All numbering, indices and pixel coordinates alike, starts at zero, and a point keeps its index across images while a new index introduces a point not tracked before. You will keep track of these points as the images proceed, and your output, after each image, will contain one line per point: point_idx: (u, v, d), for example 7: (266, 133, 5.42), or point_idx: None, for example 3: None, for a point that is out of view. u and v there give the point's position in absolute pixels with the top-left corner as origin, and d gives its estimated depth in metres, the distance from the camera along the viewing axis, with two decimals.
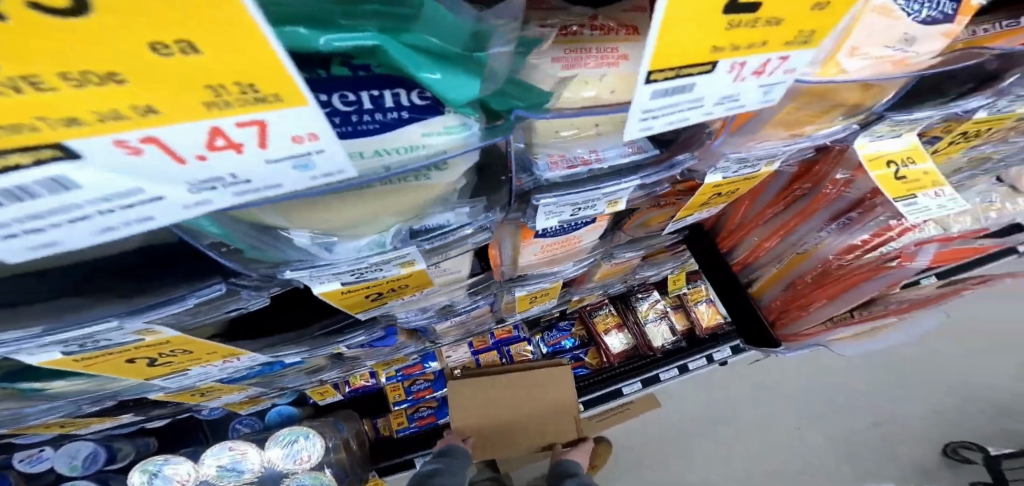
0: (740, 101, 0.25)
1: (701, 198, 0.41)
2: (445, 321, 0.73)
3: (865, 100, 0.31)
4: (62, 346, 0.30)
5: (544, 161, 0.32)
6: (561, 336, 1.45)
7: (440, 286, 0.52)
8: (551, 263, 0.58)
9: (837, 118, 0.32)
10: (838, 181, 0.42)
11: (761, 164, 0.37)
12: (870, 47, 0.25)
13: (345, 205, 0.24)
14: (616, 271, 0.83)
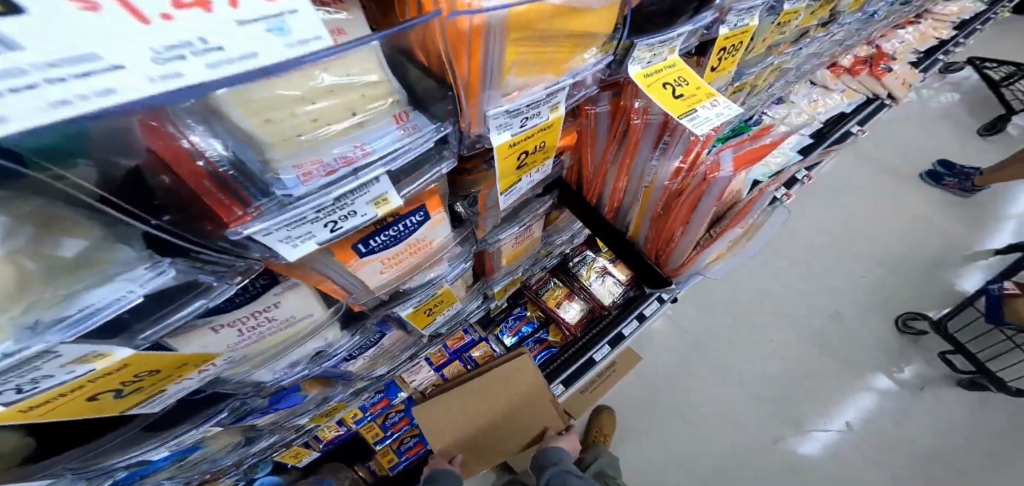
0: (228, 53, 0.16)
1: (508, 161, 0.37)
2: (351, 358, 0.66)
3: (602, 28, 0.30)
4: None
5: (294, 175, 0.25)
6: (518, 323, 1.39)
7: (290, 333, 0.45)
8: (416, 271, 0.52)
9: (587, 52, 0.31)
10: (638, 110, 0.42)
11: (547, 110, 0.34)
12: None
13: None
14: (522, 251, 0.78)
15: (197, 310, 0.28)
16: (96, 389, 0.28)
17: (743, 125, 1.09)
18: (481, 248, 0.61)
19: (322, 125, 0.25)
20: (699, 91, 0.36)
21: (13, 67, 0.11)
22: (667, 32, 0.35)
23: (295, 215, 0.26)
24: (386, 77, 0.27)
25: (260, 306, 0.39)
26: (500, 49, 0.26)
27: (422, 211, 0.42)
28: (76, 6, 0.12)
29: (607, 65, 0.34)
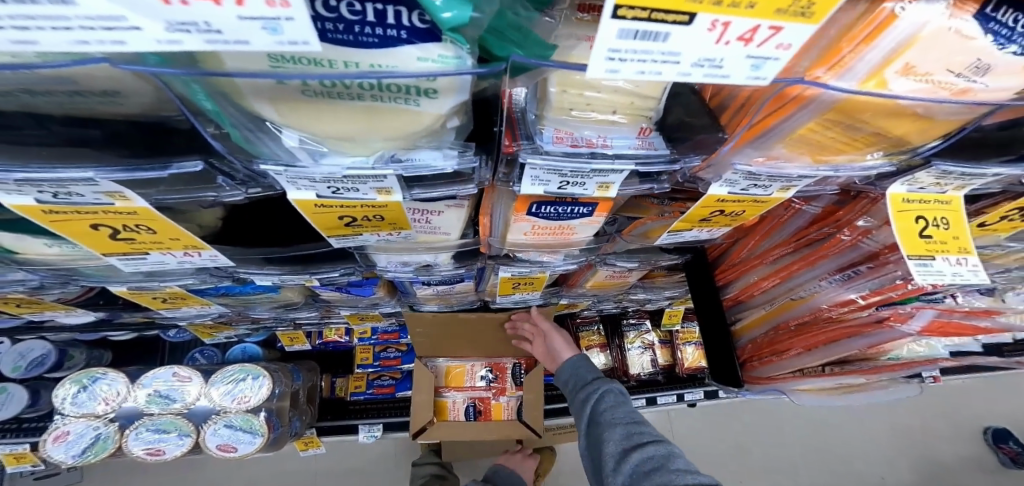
0: (723, 75, 0.19)
1: (702, 209, 0.40)
2: (431, 285, 0.71)
3: (918, 136, 0.31)
4: (34, 189, 0.27)
5: (549, 135, 0.31)
6: None
7: (431, 241, 0.51)
8: (544, 249, 0.57)
9: (872, 152, 0.32)
10: (857, 228, 0.43)
11: (776, 186, 0.37)
12: (941, 67, 0.22)
13: (330, 115, 0.23)
14: (609, 284, 0.80)
15: (451, 191, 0.34)
16: (350, 210, 0.32)
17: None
18: (592, 262, 0.65)
19: (590, 110, 0.30)
20: (955, 241, 0.37)
21: (648, 49, 0.17)
22: (983, 169, 0.34)
23: (533, 164, 0.31)
24: (655, 96, 0.30)
25: (431, 208, 0.44)
26: (803, 121, 0.28)
27: (590, 208, 0.46)
28: (705, 29, 0.16)
29: (879, 170, 0.34)
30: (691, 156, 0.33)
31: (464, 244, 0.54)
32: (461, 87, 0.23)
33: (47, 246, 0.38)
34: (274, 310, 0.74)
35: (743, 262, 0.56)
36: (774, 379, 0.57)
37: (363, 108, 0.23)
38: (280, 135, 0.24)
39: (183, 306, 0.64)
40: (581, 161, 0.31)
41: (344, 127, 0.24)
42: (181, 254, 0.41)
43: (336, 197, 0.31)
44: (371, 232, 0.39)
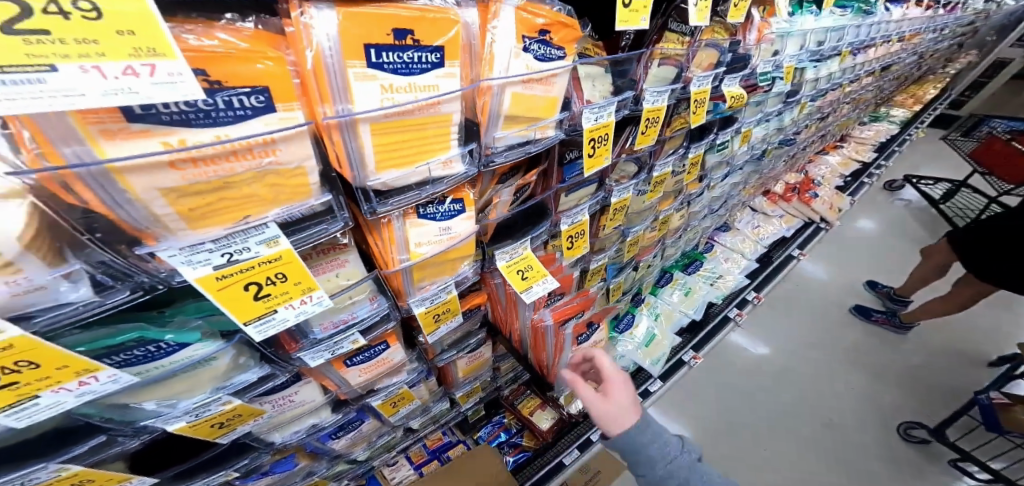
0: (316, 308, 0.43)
1: (427, 319, 0.68)
2: (337, 434, 0.90)
3: (466, 252, 0.64)
4: None
5: (319, 327, 0.54)
6: (497, 429, 1.54)
7: (302, 408, 0.71)
8: (383, 376, 0.80)
9: (465, 261, 0.66)
10: (503, 284, 0.82)
11: (444, 294, 0.66)
12: (428, 241, 0.56)
13: (160, 388, 0.42)
14: (476, 365, 1.11)
15: (269, 383, 0.54)
16: (206, 424, 0.51)
17: (696, 253, 2.15)
18: (433, 361, 0.91)
19: (345, 291, 0.53)
20: (538, 273, 0.78)
21: (269, 318, 0.41)
22: (516, 243, 0.75)
23: (302, 358, 0.53)
24: (364, 282, 0.55)
25: (288, 392, 0.65)
26: (408, 278, 0.58)
27: (384, 344, 0.70)
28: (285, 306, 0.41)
29: (476, 265, 0.71)
30: (389, 309, 0.61)
31: (329, 399, 0.77)
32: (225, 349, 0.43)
33: None
34: None
35: (499, 316, 0.92)
36: (552, 367, 0.93)
37: (177, 378, 0.43)
38: (141, 405, 0.43)
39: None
40: (335, 339, 0.55)
41: (173, 389, 0.43)
42: None
43: (199, 416, 0.48)
44: (238, 424, 0.57)
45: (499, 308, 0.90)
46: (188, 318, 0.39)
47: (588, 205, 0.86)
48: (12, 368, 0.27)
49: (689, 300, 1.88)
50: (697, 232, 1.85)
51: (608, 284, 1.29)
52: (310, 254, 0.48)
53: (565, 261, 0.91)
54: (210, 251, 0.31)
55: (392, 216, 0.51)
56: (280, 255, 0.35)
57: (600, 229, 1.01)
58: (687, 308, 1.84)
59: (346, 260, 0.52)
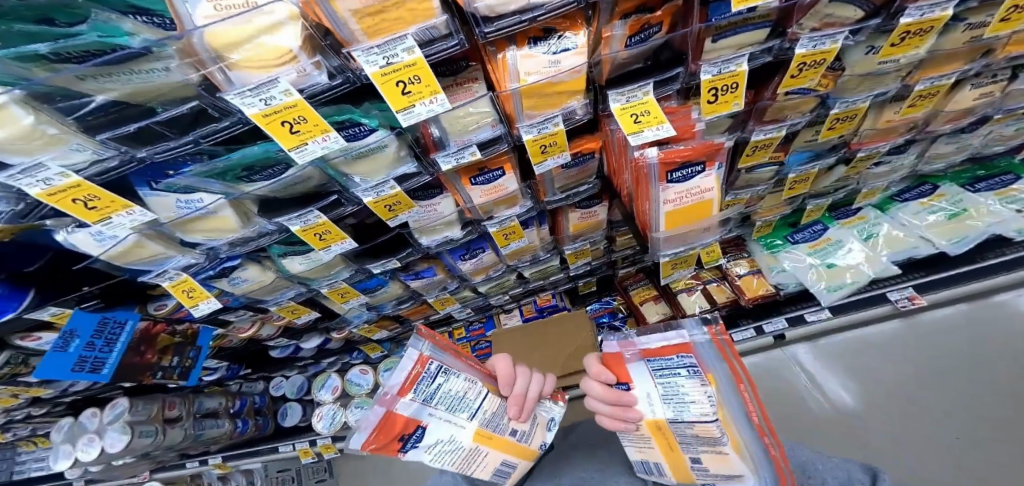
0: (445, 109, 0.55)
1: (535, 147, 0.80)
2: (463, 257, 1.22)
3: (574, 88, 0.71)
4: (294, 221, 0.69)
5: (454, 144, 0.71)
6: (602, 309, 1.73)
7: (442, 221, 0.97)
8: (500, 203, 0.99)
9: (574, 97, 0.73)
10: (612, 126, 0.87)
11: (551, 126, 0.75)
12: (537, 71, 0.65)
13: (359, 164, 0.64)
14: (587, 224, 1.24)
15: (425, 174, 0.75)
16: (382, 202, 0.74)
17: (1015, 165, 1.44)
18: (541, 203, 1.06)
19: (474, 109, 0.69)
20: (654, 119, 0.78)
21: (416, 117, 0.54)
22: (632, 87, 0.74)
23: (440, 161, 0.72)
24: (487, 105, 0.69)
25: (434, 201, 0.90)
26: (519, 103, 0.69)
27: (500, 169, 0.87)
28: (425, 106, 0.53)
29: (584, 104, 0.75)
30: (505, 129, 0.74)
31: (460, 216, 1.01)
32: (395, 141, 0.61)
33: (298, 264, 0.90)
34: (393, 302, 1.38)
35: (612, 158, 0.96)
36: (646, 208, 0.98)
37: (369, 160, 0.63)
38: (352, 178, 0.66)
39: (348, 302, 1.23)
40: (462, 151, 0.72)
41: (368, 167, 0.65)
42: (339, 245, 0.81)
43: (380, 194, 0.71)
44: (401, 210, 0.82)
45: (608, 148, 0.95)
46: (372, 107, 0.56)
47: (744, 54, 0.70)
48: (297, 121, 0.44)
49: (950, 227, 1.34)
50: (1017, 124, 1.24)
51: (784, 173, 1.14)
52: (452, 82, 0.68)
53: (699, 115, 0.82)
54: (378, 55, 0.43)
55: (507, 49, 0.63)
56: (417, 63, 0.46)
57: (776, 93, 0.83)
58: (937, 237, 1.34)
59: (474, 86, 0.68)
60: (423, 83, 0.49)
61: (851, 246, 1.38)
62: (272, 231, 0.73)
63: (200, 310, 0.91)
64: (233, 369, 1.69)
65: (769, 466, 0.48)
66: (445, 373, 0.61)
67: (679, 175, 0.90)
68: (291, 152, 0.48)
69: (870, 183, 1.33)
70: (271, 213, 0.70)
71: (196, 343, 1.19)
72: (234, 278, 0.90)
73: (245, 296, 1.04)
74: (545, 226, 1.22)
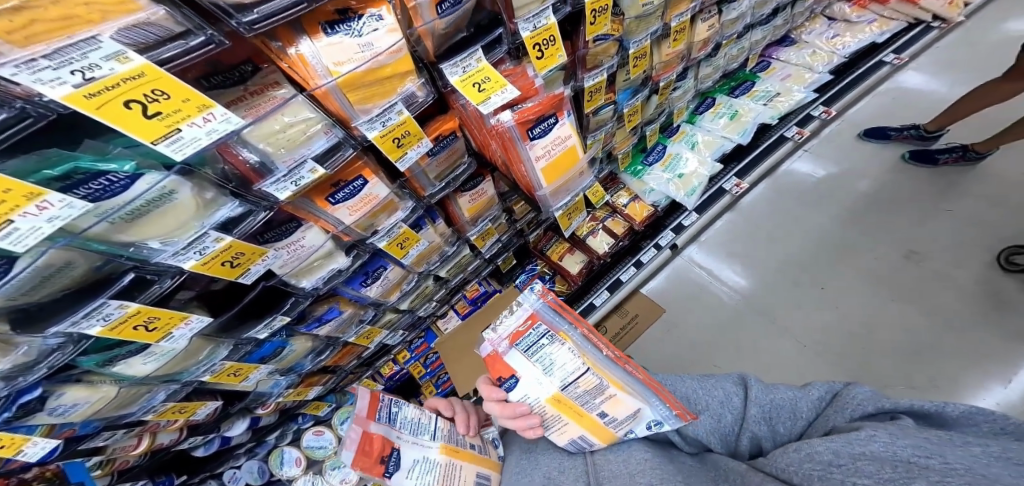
0: (235, 124, 0.43)
1: (387, 142, 0.70)
2: (365, 282, 1.08)
3: (404, 69, 0.63)
4: (92, 322, 0.52)
5: (283, 166, 0.58)
6: (532, 277, 1.70)
7: (316, 254, 0.83)
8: (375, 214, 0.87)
9: (409, 79, 0.65)
10: (456, 97, 0.81)
11: (392, 114, 0.66)
12: (349, 59, 0.56)
13: (145, 224, 0.49)
14: (481, 205, 1.20)
15: (263, 214, 0.62)
16: (214, 261, 0.59)
17: (746, 75, 1.82)
18: (424, 200, 0.97)
19: (291, 116, 0.56)
20: (496, 83, 0.75)
21: (198, 145, 0.41)
22: (462, 56, 0.70)
23: (268, 189, 0.59)
24: (310, 111, 0.58)
25: (296, 238, 0.76)
26: (344, 98, 0.59)
27: (361, 179, 0.76)
28: (195, 124, 0.40)
29: (421, 83, 0.68)
30: (338, 132, 0.63)
31: (338, 243, 0.87)
32: (180, 182, 0.47)
33: (144, 364, 0.73)
34: (308, 355, 1.18)
35: (477, 133, 0.90)
36: (523, 169, 0.94)
37: (158, 212, 0.49)
38: (146, 244, 0.51)
39: (247, 379, 1.04)
40: (293, 169, 0.60)
41: (160, 226, 0.50)
42: (183, 326, 0.66)
43: (206, 253, 0.57)
44: (250, 261, 0.68)
45: (464, 122, 0.89)
46: (114, 145, 0.42)
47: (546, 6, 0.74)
48: None
49: (734, 125, 1.67)
50: (739, 50, 1.56)
51: (619, 111, 1.22)
52: (241, 98, 0.54)
53: (537, 73, 0.82)
54: (54, 69, 0.29)
55: (300, 43, 0.53)
56: (149, 72, 0.34)
57: (587, 42, 0.90)
58: (731, 133, 1.65)
59: (283, 95, 0.56)
60: (169, 95, 0.36)
61: (686, 156, 1.63)
62: (62, 343, 0.55)
63: (30, 454, 0.72)
64: (164, 482, 1.24)
65: (645, 387, 0.57)
66: (399, 405, 0.81)
67: (539, 131, 0.89)
68: None
69: (677, 104, 1.52)
70: (42, 324, 0.50)
71: (70, 480, 0.94)
72: (53, 409, 0.68)
73: (98, 419, 0.79)
74: (440, 222, 1.14)
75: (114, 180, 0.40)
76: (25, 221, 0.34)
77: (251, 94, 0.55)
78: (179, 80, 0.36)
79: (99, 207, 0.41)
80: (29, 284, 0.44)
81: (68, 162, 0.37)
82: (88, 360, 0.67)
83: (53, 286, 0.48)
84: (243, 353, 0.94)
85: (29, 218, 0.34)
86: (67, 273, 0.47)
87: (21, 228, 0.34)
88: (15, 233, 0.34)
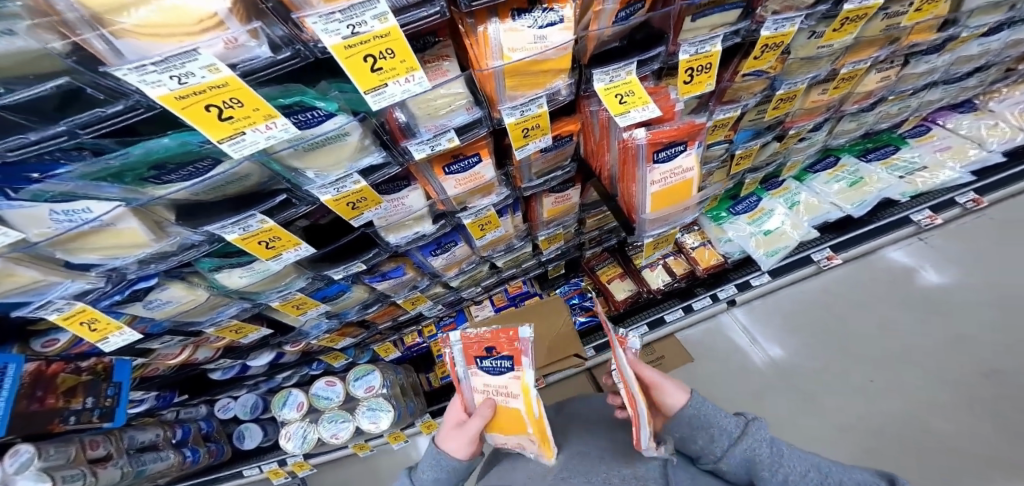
0: (425, 88, 0.45)
1: (518, 131, 0.72)
2: (433, 253, 1.12)
3: (559, 68, 0.64)
4: (235, 228, 0.58)
5: (428, 131, 0.62)
6: (573, 290, 1.70)
7: (411, 216, 0.88)
8: (474, 191, 0.90)
9: (563, 76, 0.66)
10: (590, 101, 0.82)
11: (534, 105, 0.68)
12: (522, 47, 0.57)
13: (313, 155, 0.54)
14: (560, 210, 1.21)
15: (395, 168, 0.65)
16: (343, 201, 0.65)
17: (893, 138, 1.67)
18: (518, 190, 0.99)
19: (453, 87, 0.60)
20: (638, 98, 0.74)
21: (393, 100, 0.44)
22: (615, 66, 0.69)
23: (411, 146, 0.62)
24: (465, 88, 0.61)
25: (401, 196, 0.80)
26: (502, 84, 0.61)
27: (477, 156, 0.79)
28: (400, 82, 0.43)
29: (569, 82, 0.68)
30: (485, 110, 0.66)
31: (431, 210, 0.91)
32: (355, 128, 0.51)
33: (239, 277, 0.79)
34: (357, 307, 1.25)
35: (596, 140, 0.91)
36: (630, 186, 0.93)
37: (327, 148, 0.54)
38: (304, 173, 0.56)
39: (304, 314, 1.11)
40: (438, 136, 0.63)
41: (325, 159, 0.55)
42: (291, 250, 0.72)
43: (341, 192, 0.62)
44: (367, 208, 0.72)
45: (586, 127, 0.90)
46: (330, 87, 0.47)
47: (718, 33, 0.72)
48: (229, 103, 0.35)
49: (852, 193, 1.55)
50: (902, 106, 1.43)
51: (733, 150, 1.18)
52: (420, 60, 0.58)
53: (678, 96, 0.81)
54: (340, 21, 0.33)
55: (489, 22, 0.55)
56: (388, 32, 0.37)
57: (736, 74, 0.87)
58: (843, 202, 1.54)
59: (448, 68, 0.59)
60: (392, 52, 0.39)
61: (779, 213, 1.53)
62: (200, 242, 0.62)
63: (111, 342, 0.80)
64: (165, 396, 1.39)
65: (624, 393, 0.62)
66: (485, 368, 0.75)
67: (664, 156, 0.86)
68: (224, 144, 0.38)
69: (796, 156, 1.44)
70: (197, 220, 0.56)
71: (113, 379, 1.00)
72: (151, 301, 0.77)
73: (169, 321, 0.88)
74: (519, 214, 1.15)
75: (317, 113, 0.45)
76: (254, 136, 0.40)
77: (426, 59, 0.58)
78: (407, 41, 0.39)
79: (300, 135, 0.46)
80: (216, 185, 0.52)
81: (297, 95, 0.43)
82: (207, 261, 0.76)
83: (221, 192, 0.55)
84: (313, 289, 1.01)
85: (258, 135, 0.40)
86: (238, 183, 0.55)
87: (249, 143, 0.40)
88: (244, 144, 0.40)
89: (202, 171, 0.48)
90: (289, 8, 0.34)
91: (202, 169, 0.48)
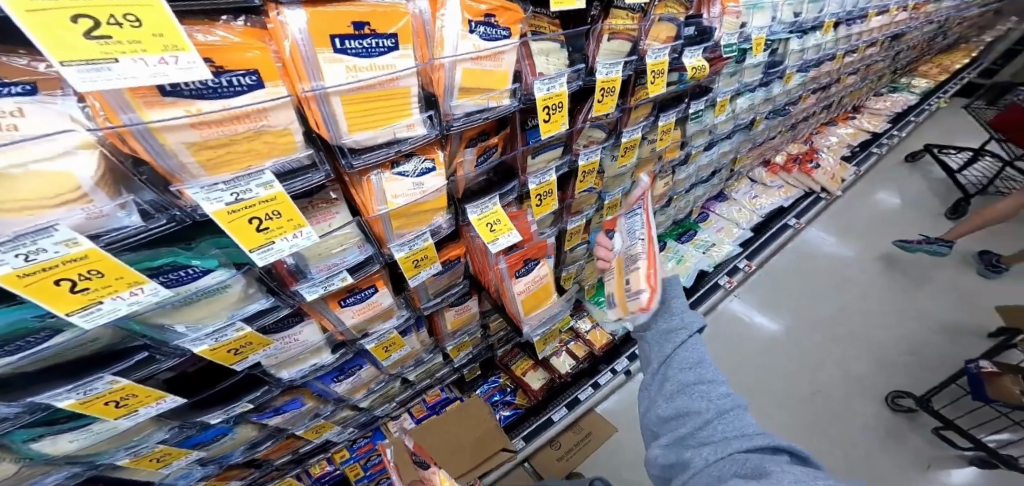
0: (311, 238, 0.49)
1: (408, 263, 0.78)
2: (339, 378, 1.00)
3: (432, 211, 0.74)
4: (72, 393, 0.48)
5: (317, 270, 0.64)
6: (492, 388, 1.63)
7: (308, 348, 0.80)
8: (370, 319, 0.87)
9: (442, 213, 0.77)
10: (467, 229, 0.93)
11: (419, 241, 0.75)
12: (403, 193, 0.66)
13: (186, 309, 0.53)
14: (463, 320, 1.23)
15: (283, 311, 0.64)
16: (222, 349, 0.61)
17: (691, 223, 2.25)
18: (416, 310, 1.00)
19: (342, 230, 0.64)
20: (505, 226, 0.89)
21: (277, 255, 0.46)
22: (481, 201, 0.85)
23: (300, 290, 0.63)
24: (353, 230, 0.65)
25: (293, 332, 0.74)
26: (389, 226, 0.68)
27: (373, 287, 0.79)
28: (289, 238, 0.47)
29: (446, 219, 0.79)
30: (376, 250, 0.71)
31: (330, 339, 0.86)
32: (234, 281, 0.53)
33: (68, 441, 0.59)
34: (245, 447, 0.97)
35: (478, 261, 1.01)
36: (506, 297, 1.06)
37: (203, 301, 0.53)
38: (173, 326, 0.54)
39: (167, 466, 0.81)
40: (330, 276, 0.65)
41: (200, 312, 0.54)
42: (150, 405, 0.60)
43: (220, 340, 0.59)
44: (252, 351, 0.67)
45: (468, 249, 1.00)
46: (209, 245, 0.47)
47: (550, 170, 0.96)
48: (85, 275, 0.35)
49: (680, 268, 1.94)
50: (686, 202, 2.00)
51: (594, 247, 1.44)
52: (307, 204, 0.60)
53: (533, 217, 1.00)
54: (222, 190, 0.38)
55: (372, 173, 0.61)
56: (276, 196, 0.42)
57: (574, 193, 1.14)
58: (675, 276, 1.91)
59: (338, 211, 0.63)
60: (276, 213, 0.44)
61: None
62: (13, 414, 0.46)
63: None
64: None
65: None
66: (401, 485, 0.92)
67: (523, 271, 1.03)
68: (72, 316, 0.37)
69: None
70: (18, 391, 0.46)
71: None
72: None
73: None
74: (423, 330, 1.13)
75: (191, 272, 0.46)
76: (110, 304, 0.39)
77: (314, 204, 0.61)
78: (295, 205, 0.44)
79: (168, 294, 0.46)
80: (58, 349, 0.45)
81: (169, 255, 0.43)
82: (18, 433, 0.55)
83: (54, 358, 0.48)
84: (182, 438, 0.76)
85: (116, 301, 0.39)
86: (91, 341, 0.50)
87: (103, 312, 0.39)
88: (96, 313, 0.38)
89: (36, 343, 0.42)
90: (167, 179, 0.36)
91: (39, 340, 0.42)
